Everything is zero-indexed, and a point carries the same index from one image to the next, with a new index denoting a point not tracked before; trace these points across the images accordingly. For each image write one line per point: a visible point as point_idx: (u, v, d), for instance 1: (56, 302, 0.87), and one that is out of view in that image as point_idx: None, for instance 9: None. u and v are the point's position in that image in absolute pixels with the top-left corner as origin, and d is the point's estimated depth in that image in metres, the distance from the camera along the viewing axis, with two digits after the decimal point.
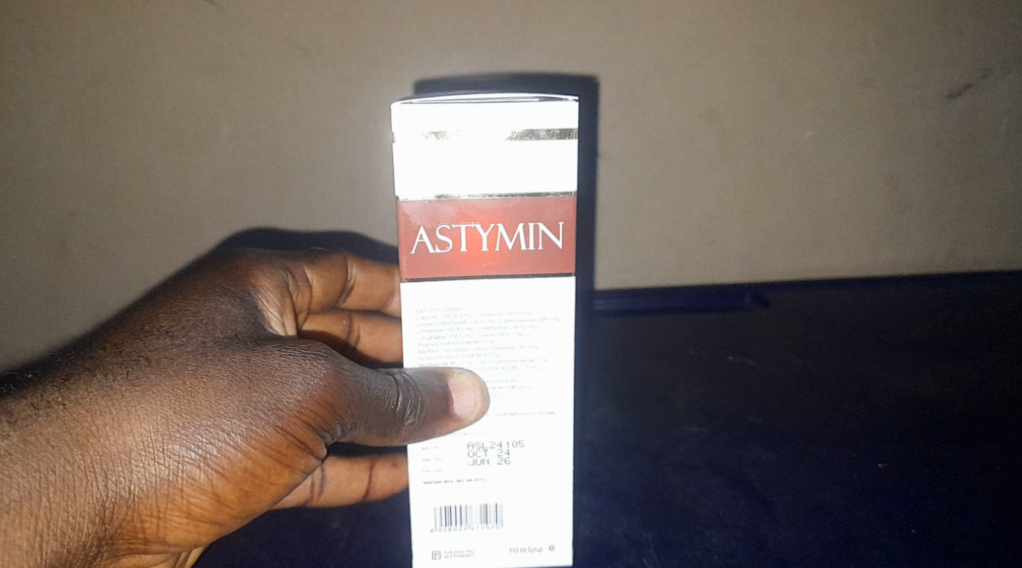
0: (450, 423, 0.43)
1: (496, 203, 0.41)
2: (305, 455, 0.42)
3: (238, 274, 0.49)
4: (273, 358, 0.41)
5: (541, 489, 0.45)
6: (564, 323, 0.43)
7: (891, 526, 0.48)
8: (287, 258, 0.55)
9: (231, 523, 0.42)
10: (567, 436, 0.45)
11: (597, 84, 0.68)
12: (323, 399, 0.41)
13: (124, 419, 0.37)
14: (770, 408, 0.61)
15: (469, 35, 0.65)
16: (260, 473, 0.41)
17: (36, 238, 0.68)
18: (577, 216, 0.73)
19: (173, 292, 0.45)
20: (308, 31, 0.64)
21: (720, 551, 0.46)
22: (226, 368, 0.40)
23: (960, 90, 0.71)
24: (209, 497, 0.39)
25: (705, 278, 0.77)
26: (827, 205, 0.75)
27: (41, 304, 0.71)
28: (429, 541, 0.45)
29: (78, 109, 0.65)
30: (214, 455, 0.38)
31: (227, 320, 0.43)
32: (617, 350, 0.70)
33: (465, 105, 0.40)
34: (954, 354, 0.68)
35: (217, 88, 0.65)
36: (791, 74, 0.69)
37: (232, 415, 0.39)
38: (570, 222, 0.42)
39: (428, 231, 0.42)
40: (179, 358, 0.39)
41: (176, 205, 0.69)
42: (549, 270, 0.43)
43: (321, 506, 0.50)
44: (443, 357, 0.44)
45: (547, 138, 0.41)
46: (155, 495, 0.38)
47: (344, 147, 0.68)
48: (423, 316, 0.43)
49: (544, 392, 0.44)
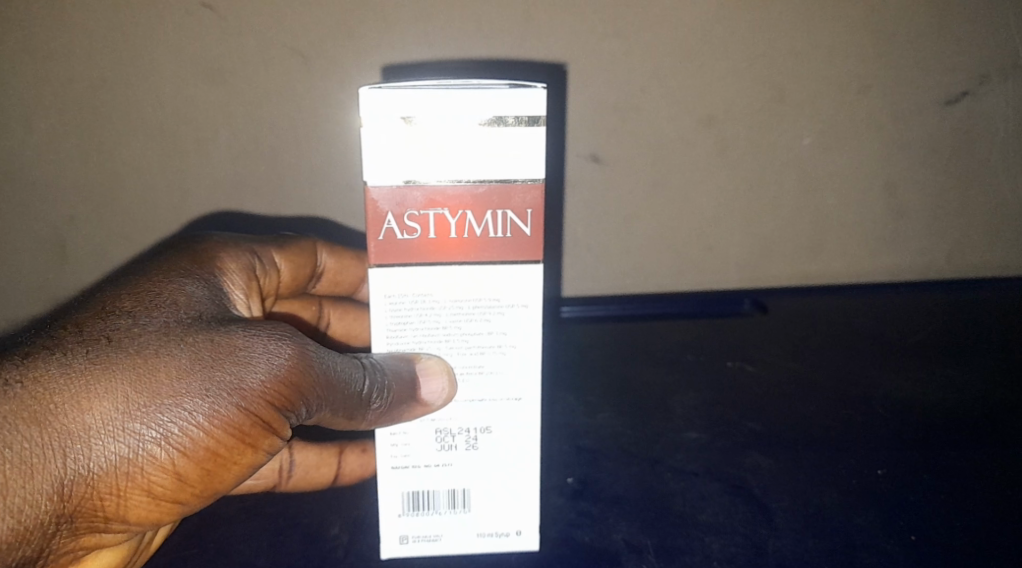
0: (418, 409, 0.44)
1: (465, 190, 0.42)
2: (269, 435, 0.42)
3: (203, 257, 0.50)
4: (236, 339, 0.41)
5: (508, 474, 0.46)
6: (532, 309, 0.44)
7: (892, 533, 0.47)
8: (254, 242, 0.55)
9: (193, 503, 0.42)
10: (535, 420, 0.46)
11: (566, 73, 0.67)
12: (287, 380, 0.42)
13: (84, 397, 0.37)
14: (770, 414, 0.60)
15: (467, 40, 0.65)
16: (222, 453, 0.41)
17: (34, 242, 0.69)
18: (551, 212, 0.72)
19: (135, 276, 0.45)
20: (306, 36, 0.64)
21: (719, 557, 0.46)
22: (188, 348, 0.40)
23: (958, 97, 0.71)
24: (170, 476, 0.39)
25: (705, 284, 0.77)
26: (826, 212, 0.75)
27: (39, 309, 0.71)
28: (396, 526, 0.46)
29: (76, 114, 0.65)
30: (176, 435, 0.38)
31: (191, 301, 0.44)
32: (618, 355, 0.70)
33: (435, 91, 0.41)
34: (954, 361, 0.67)
35: (217, 95, 0.65)
36: (790, 81, 0.69)
37: (194, 394, 0.39)
38: (538, 209, 0.43)
39: (396, 217, 0.42)
40: (140, 338, 0.39)
41: (176, 209, 0.69)
42: (517, 257, 0.43)
43: (322, 514, 0.50)
44: (412, 343, 0.44)
45: (515, 125, 0.41)
46: (114, 473, 0.38)
47: (342, 153, 0.68)
48: (392, 302, 0.43)
49: (512, 378, 0.45)
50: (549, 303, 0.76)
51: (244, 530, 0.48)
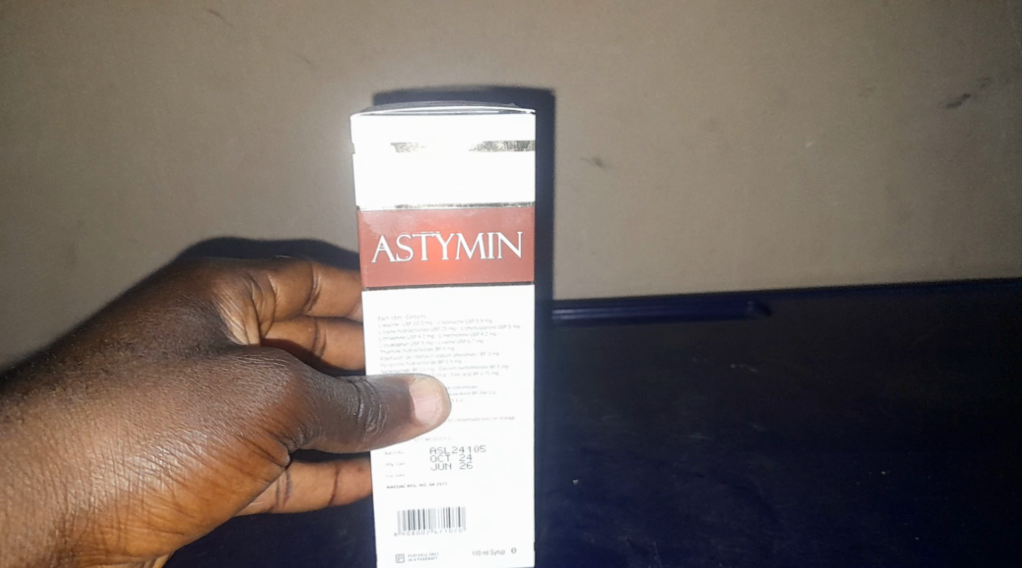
0: (412, 430, 0.44)
1: (455, 213, 0.43)
2: (267, 463, 0.43)
3: (200, 285, 0.50)
4: (233, 368, 0.42)
5: (505, 494, 0.47)
6: (524, 329, 0.45)
7: (898, 534, 0.48)
8: (249, 267, 0.56)
9: (193, 532, 0.42)
10: (527, 439, 0.46)
11: (559, 90, 0.68)
12: (284, 407, 0.42)
13: (84, 432, 0.38)
14: (774, 416, 0.61)
15: (473, 47, 0.66)
16: (222, 482, 0.41)
17: (43, 247, 0.69)
18: (548, 219, 0.73)
19: (132, 306, 0.46)
20: (313, 43, 0.65)
21: (725, 558, 0.46)
22: (186, 379, 0.41)
23: (959, 100, 0.72)
24: (170, 506, 0.40)
25: (707, 286, 0.78)
26: (828, 214, 0.75)
27: (45, 313, 0.71)
28: (393, 544, 0.47)
29: (84, 119, 0.66)
30: (175, 466, 0.39)
31: (188, 330, 0.44)
32: (623, 355, 0.70)
33: (425, 117, 0.41)
34: (957, 364, 0.68)
35: (224, 101, 0.66)
36: (792, 84, 0.70)
37: (193, 425, 0.40)
38: (528, 231, 0.43)
39: (389, 240, 0.43)
40: (139, 371, 0.40)
41: (184, 214, 0.70)
42: (508, 279, 0.44)
43: (330, 516, 0.51)
44: (405, 364, 0.45)
45: (504, 150, 0.42)
46: (114, 506, 0.39)
47: (349, 158, 0.69)
48: (384, 323, 0.44)
49: (505, 397, 0.46)
50: (541, 309, 0.76)
51: (255, 534, 0.49)
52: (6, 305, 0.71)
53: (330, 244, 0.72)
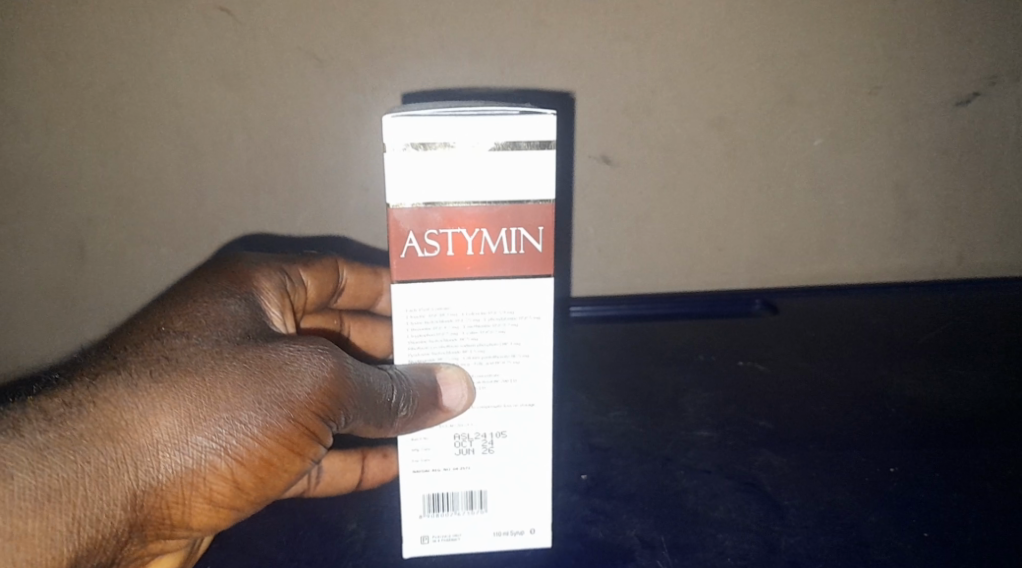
0: (441, 416, 0.44)
1: (480, 209, 0.43)
2: (315, 444, 0.44)
3: (239, 276, 0.51)
4: (282, 354, 0.43)
5: (526, 476, 0.47)
6: (545, 320, 0.45)
7: (904, 531, 0.48)
8: (282, 261, 0.56)
9: (247, 510, 0.43)
10: (546, 426, 0.47)
11: (566, 89, 0.68)
12: (330, 390, 0.44)
13: (151, 412, 0.38)
14: (782, 413, 0.61)
15: (481, 45, 0.66)
16: (274, 462, 0.42)
17: (53, 243, 0.70)
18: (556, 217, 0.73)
19: (179, 297, 0.46)
20: (322, 41, 0.65)
21: (733, 554, 0.46)
22: (240, 365, 0.42)
23: (969, 97, 0.72)
24: (227, 484, 0.41)
25: (715, 284, 0.78)
26: (836, 212, 0.75)
27: (58, 309, 0.72)
28: (418, 526, 0.47)
29: (96, 117, 0.66)
30: (235, 445, 0.40)
31: (235, 320, 0.45)
32: (630, 352, 0.71)
33: (450, 117, 0.41)
34: (965, 361, 0.68)
35: (234, 99, 0.66)
36: (799, 83, 0.70)
37: (250, 407, 0.41)
38: (549, 226, 0.44)
39: (416, 236, 0.43)
40: (196, 357, 0.41)
41: (194, 211, 0.70)
42: (530, 272, 0.44)
43: (340, 510, 0.51)
44: (431, 355, 0.45)
45: (528, 149, 0.42)
46: (179, 484, 0.39)
47: (358, 155, 0.69)
48: (412, 314, 0.44)
49: (525, 385, 0.46)
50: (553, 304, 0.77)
51: (265, 526, 0.50)
52: (18, 301, 0.72)
53: (339, 241, 0.73)
